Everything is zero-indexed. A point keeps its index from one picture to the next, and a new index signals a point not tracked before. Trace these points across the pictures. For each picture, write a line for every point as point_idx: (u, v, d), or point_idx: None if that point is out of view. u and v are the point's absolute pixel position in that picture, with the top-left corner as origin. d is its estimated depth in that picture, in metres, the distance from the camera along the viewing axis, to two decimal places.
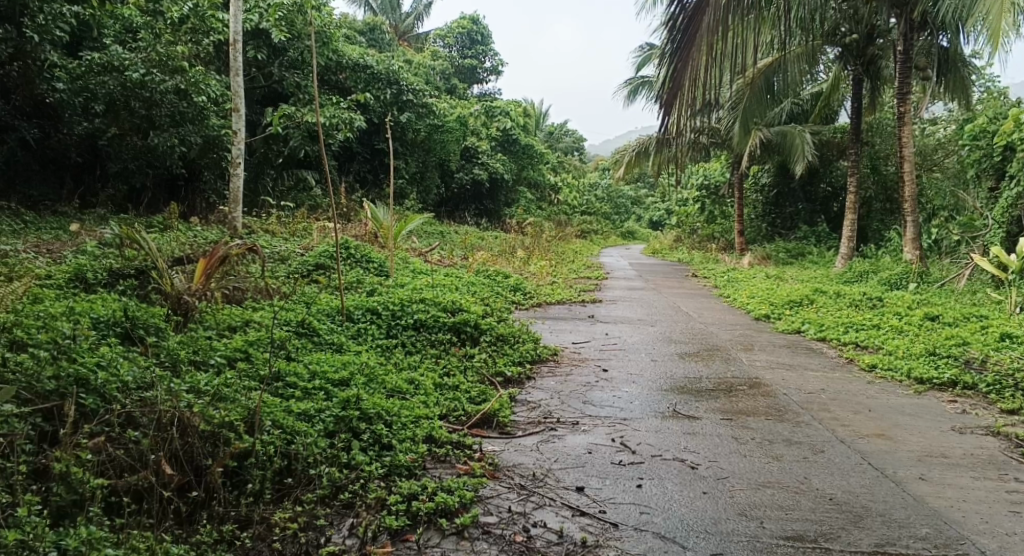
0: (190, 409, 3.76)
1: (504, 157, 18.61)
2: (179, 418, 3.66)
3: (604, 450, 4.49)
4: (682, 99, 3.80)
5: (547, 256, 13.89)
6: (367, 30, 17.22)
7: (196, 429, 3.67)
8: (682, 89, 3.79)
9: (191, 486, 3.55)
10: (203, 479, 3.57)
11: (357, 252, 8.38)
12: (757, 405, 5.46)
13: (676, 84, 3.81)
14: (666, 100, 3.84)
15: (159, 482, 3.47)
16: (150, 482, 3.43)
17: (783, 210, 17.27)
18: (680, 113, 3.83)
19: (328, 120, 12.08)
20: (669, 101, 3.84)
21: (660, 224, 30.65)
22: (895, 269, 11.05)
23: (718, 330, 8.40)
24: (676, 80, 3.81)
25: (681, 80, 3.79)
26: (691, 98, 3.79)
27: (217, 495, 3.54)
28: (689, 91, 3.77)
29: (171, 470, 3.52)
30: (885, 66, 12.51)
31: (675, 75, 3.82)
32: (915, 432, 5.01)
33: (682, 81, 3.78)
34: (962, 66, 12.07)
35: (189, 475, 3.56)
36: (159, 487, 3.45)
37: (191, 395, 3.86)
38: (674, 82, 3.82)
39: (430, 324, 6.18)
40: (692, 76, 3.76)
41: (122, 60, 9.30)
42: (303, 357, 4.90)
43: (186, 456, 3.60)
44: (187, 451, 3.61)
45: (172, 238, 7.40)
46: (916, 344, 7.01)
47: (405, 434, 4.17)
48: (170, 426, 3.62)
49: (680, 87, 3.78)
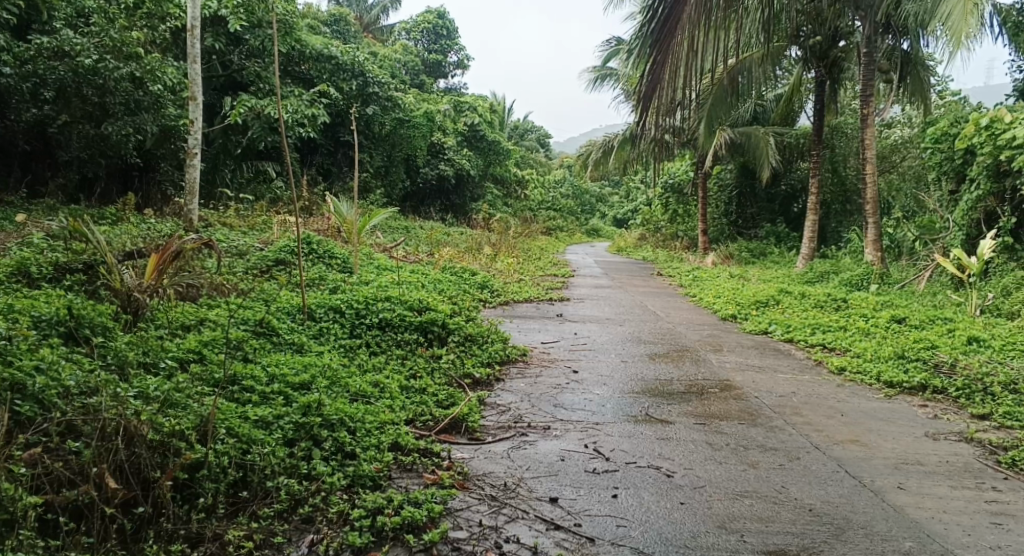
0: (138, 416, 3.49)
1: (470, 152, 18.40)
2: (125, 427, 3.39)
3: (577, 457, 4.34)
4: (661, 92, 3.76)
5: (513, 253, 13.70)
6: (331, 20, 16.89)
7: (144, 438, 3.41)
8: (660, 82, 3.75)
9: (137, 501, 3.30)
10: (150, 493, 3.32)
11: (319, 248, 8.11)
12: (730, 409, 5.35)
13: (655, 77, 3.77)
14: (645, 94, 3.80)
15: (102, 497, 3.23)
16: (92, 497, 3.19)
17: (746, 210, 17.32)
18: (658, 107, 3.79)
19: (290, 112, 11.78)
20: (648, 96, 3.80)
21: (624, 222, 30.65)
22: (857, 270, 11.07)
23: (686, 330, 8.32)
24: (655, 73, 3.76)
25: (660, 73, 3.75)
26: (670, 91, 3.75)
27: (166, 511, 3.30)
28: (668, 85, 3.72)
29: (116, 484, 3.27)
30: (847, 69, 12.58)
31: (654, 68, 3.77)
32: (889, 438, 4.94)
33: (661, 74, 3.74)
34: (923, 70, 12.14)
35: (136, 489, 3.30)
36: (101, 503, 3.21)
37: (140, 401, 3.61)
38: (653, 75, 3.78)
39: (395, 324, 5.97)
40: (671, 67, 3.72)
41: (73, 45, 8.90)
42: (262, 358, 4.65)
43: (133, 469, 3.33)
44: (134, 462, 3.35)
45: (122, 230, 7.06)
46: (885, 347, 6.98)
47: (369, 442, 3.96)
48: (115, 436, 3.35)
49: (659, 80, 3.73)
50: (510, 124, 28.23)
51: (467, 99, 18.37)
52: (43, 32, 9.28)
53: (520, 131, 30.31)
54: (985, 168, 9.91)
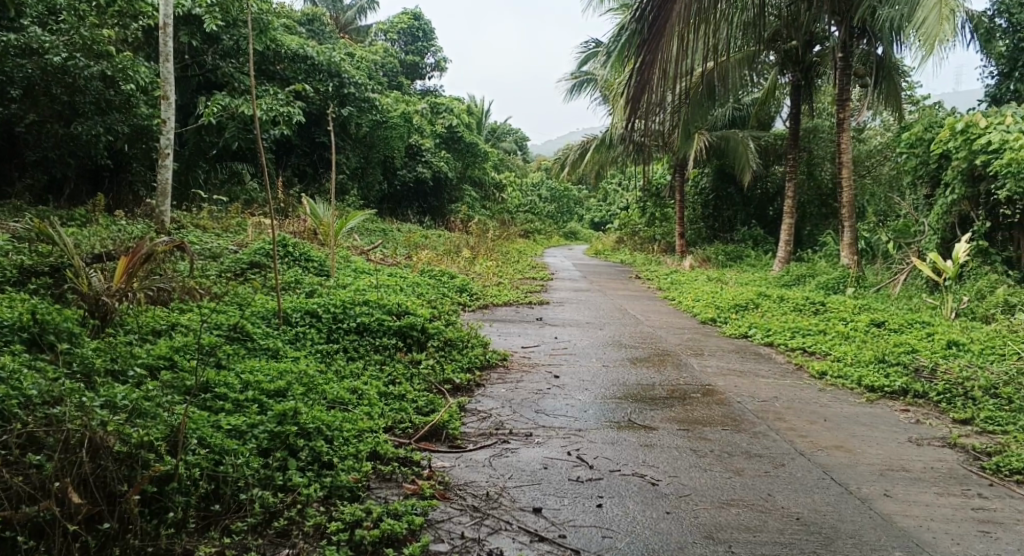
0: (104, 427, 3.34)
1: (448, 154, 18.28)
2: (90, 438, 3.24)
3: (561, 465, 4.25)
4: (650, 92, 3.71)
5: (491, 256, 13.61)
6: (307, 21, 16.71)
7: (110, 450, 3.26)
8: (649, 81, 3.70)
9: (102, 517, 3.15)
10: (116, 508, 3.17)
11: (295, 250, 7.97)
12: (713, 414, 5.29)
13: (643, 76, 3.72)
14: (633, 94, 3.74)
15: (64, 513, 3.08)
16: (53, 514, 3.03)
17: (723, 213, 17.35)
18: (645, 107, 3.74)
19: (265, 111, 11.62)
20: (636, 95, 3.75)
21: (601, 225, 30.69)
22: (833, 274, 11.08)
23: (667, 333, 8.27)
24: (643, 72, 3.71)
25: (649, 72, 3.70)
26: (659, 91, 3.70)
27: (133, 527, 3.16)
28: (657, 85, 3.68)
29: (80, 498, 3.12)
30: (823, 73, 12.64)
31: (643, 67, 3.72)
32: (873, 443, 4.91)
33: (651, 74, 3.69)
34: (897, 75, 12.20)
35: (101, 504, 3.15)
36: (63, 520, 3.06)
37: (106, 411, 3.46)
38: (641, 75, 3.73)
39: (373, 328, 5.85)
40: (660, 67, 3.67)
41: (42, 42, 8.69)
42: (235, 365, 4.52)
43: (98, 483, 3.18)
44: (100, 476, 3.20)
45: (91, 232, 6.87)
46: (864, 351, 6.97)
47: (347, 451, 3.85)
48: (79, 448, 3.20)
49: (648, 80, 3.69)
50: (488, 126, 28.14)
51: (444, 101, 18.26)
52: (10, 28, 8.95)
53: (499, 133, 30.21)
54: (958, 172, 9.95)
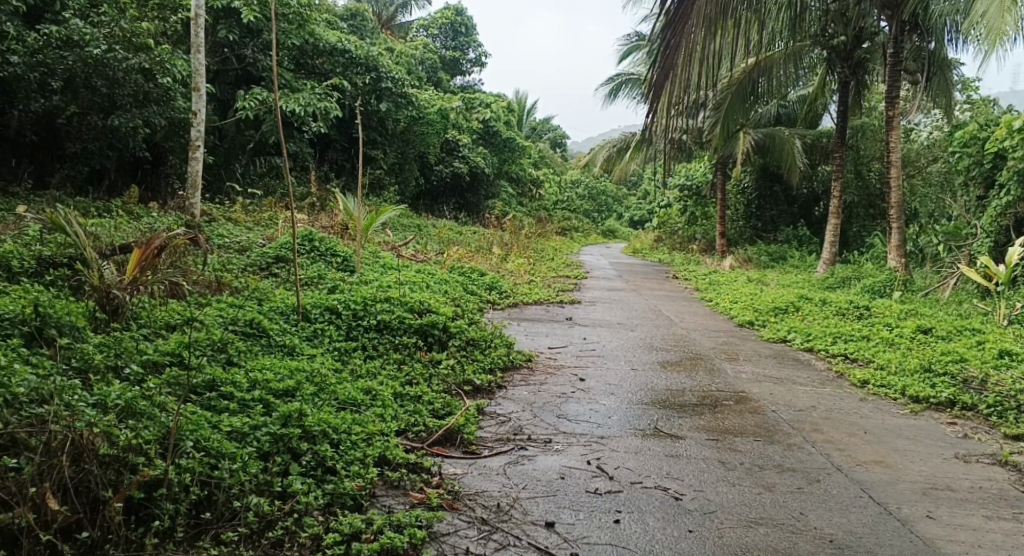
0: (91, 429, 3.23)
1: (485, 150, 18.12)
2: (74, 441, 3.13)
3: (579, 475, 4.04)
4: (674, 77, 3.47)
5: (525, 253, 13.40)
6: (349, 16, 16.65)
7: (95, 453, 3.14)
8: (674, 65, 3.48)
9: (82, 525, 3.03)
10: (98, 516, 3.05)
11: (321, 245, 7.85)
12: (745, 423, 5.02)
13: (668, 61, 3.50)
14: (657, 80, 3.51)
15: (41, 521, 2.97)
16: (28, 521, 2.92)
17: (765, 213, 16.91)
18: (671, 95, 3.49)
19: (301, 105, 11.52)
20: (660, 82, 3.51)
21: (640, 223, 30.26)
22: (878, 277, 10.66)
23: (701, 336, 7.98)
24: (668, 57, 3.49)
25: (674, 57, 3.47)
26: (685, 76, 3.45)
27: (114, 536, 3.04)
28: (683, 69, 3.44)
29: (59, 505, 3.00)
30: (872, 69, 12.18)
31: (668, 52, 3.50)
32: (917, 459, 4.60)
33: (676, 59, 3.46)
34: (949, 72, 11.71)
35: (82, 511, 3.03)
36: (38, 528, 2.94)
37: (96, 411, 3.35)
38: (665, 60, 3.51)
39: (394, 326, 5.68)
40: (686, 51, 3.44)
41: (83, 35, 8.63)
42: (246, 362, 4.39)
43: (80, 488, 3.07)
44: (83, 480, 3.08)
45: (115, 225, 6.82)
46: (910, 359, 6.61)
47: (353, 456, 3.71)
48: (60, 451, 3.08)
49: (674, 64, 3.45)
50: (528, 123, 27.93)
51: (481, 96, 18.07)
52: (54, 22, 8.93)
53: (540, 130, 29.99)
54: (1015, 173, 9.48)
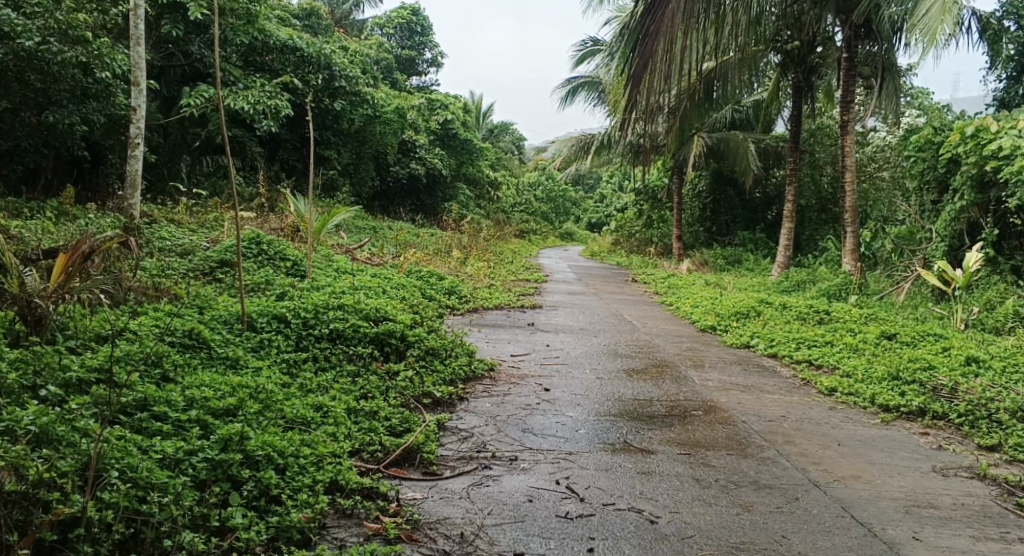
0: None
1: (442, 151, 17.78)
2: None
3: (547, 497, 3.79)
4: (654, 64, 3.67)
5: (484, 256, 13.10)
6: (303, 14, 16.19)
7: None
8: (654, 53, 3.68)
9: None
10: None
11: (270, 248, 7.47)
12: (716, 436, 4.80)
13: (648, 49, 3.70)
14: (636, 68, 3.70)
15: None
16: None
17: (719, 217, 16.88)
18: (650, 80, 3.68)
19: (250, 103, 11.07)
20: (638, 71, 3.71)
21: (598, 226, 30.19)
22: (834, 280, 10.59)
23: (664, 341, 7.78)
24: (648, 45, 3.70)
25: (654, 45, 3.68)
26: (663, 64, 3.66)
27: None
28: (662, 58, 3.64)
29: None
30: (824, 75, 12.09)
31: (647, 40, 3.71)
32: (894, 473, 4.42)
33: (654, 46, 3.68)
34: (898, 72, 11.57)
35: None
36: None
37: (3, 442, 3.03)
38: (645, 48, 3.70)
39: (347, 335, 5.35)
40: (666, 40, 3.65)
41: (13, 25, 7.93)
42: (183, 379, 4.04)
43: None
44: None
45: (44, 227, 6.36)
46: (876, 366, 6.48)
47: (301, 482, 3.42)
48: None
49: (653, 51, 3.66)
50: (486, 125, 27.63)
51: (439, 97, 17.75)
52: None
53: (499, 132, 29.72)
54: (968, 178, 9.47)
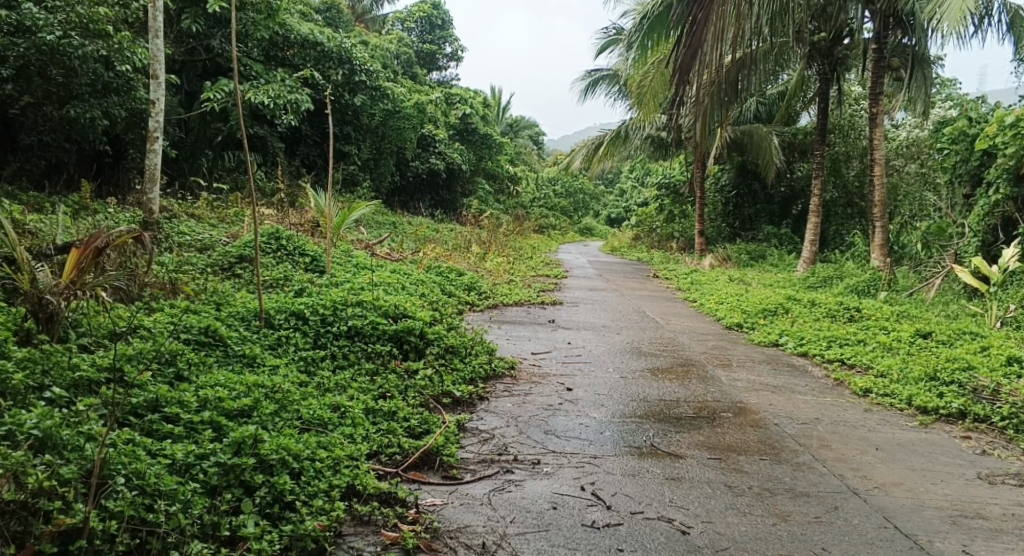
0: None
1: (461, 146, 17.61)
2: None
3: (572, 504, 3.63)
4: (704, 51, 3.88)
5: (503, 252, 12.92)
6: (323, 8, 16.07)
7: None
8: (703, 41, 3.88)
9: None
10: None
11: (289, 244, 7.35)
12: (748, 439, 4.61)
13: (696, 37, 3.91)
14: (685, 59, 3.92)
15: None
16: None
17: (743, 211, 16.58)
18: (699, 68, 3.89)
19: (271, 97, 10.93)
20: (687, 61, 3.92)
21: (618, 221, 29.95)
22: (862, 276, 10.30)
23: (689, 339, 7.57)
24: (696, 33, 3.90)
25: (702, 33, 3.89)
26: (713, 52, 3.87)
27: None
28: (712, 45, 3.85)
29: None
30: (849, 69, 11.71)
31: (695, 29, 3.91)
32: (938, 480, 4.22)
33: (703, 34, 3.88)
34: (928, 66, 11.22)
35: None
36: None
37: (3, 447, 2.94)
38: (693, 37, 3.91)
39: (366, 333, 5.20)
40: (716, 28, 3.86)
41: (35, 19, 7.95)
42: (197, 378, 3.92)
43: None
44: None
45: (60, 221, 6.26)
46: (912, 365, 6.22)
47: (317, 488, 3.29)
48: None
49: (702, 40, 3.87)
50: (505, 120, 27.41)
51: (458, 91, 17.56)
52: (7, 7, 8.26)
53: (519, 126, 29.49)
54: (1005, 170, 9.15)
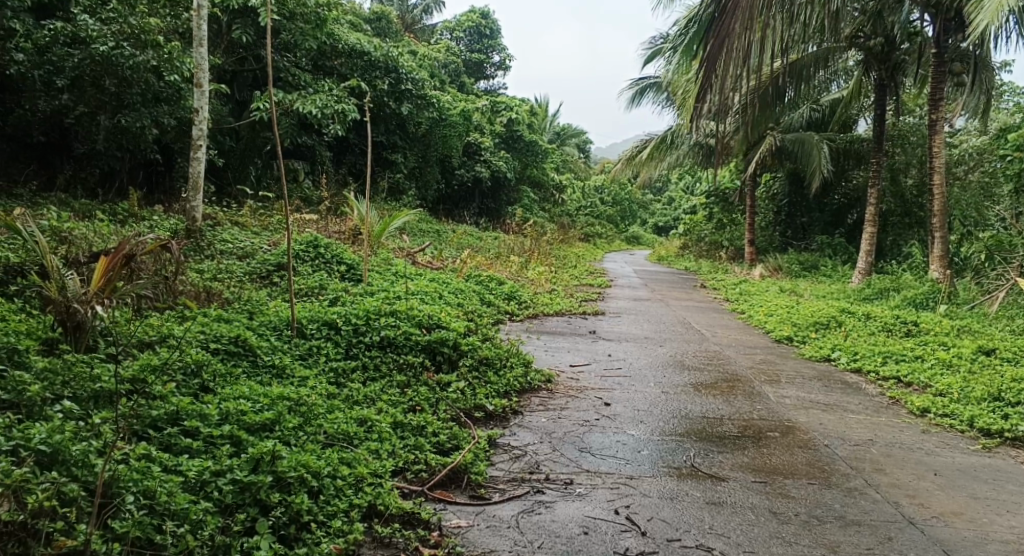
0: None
1: (507, 154, 17.49)
2: None
3: (603, 528, 3.46)
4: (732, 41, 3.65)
5: (547, 260, 12.74)
6: (373, 18, 16.16)
7: None
8: (730, 30, 3.67)
9: None
10: None
11: (327, 252, 7.30)
12: (796, 461, 4.36)
13: (724, 29, 3.69)
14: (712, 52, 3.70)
15: None
16: None
17: (795, 220, 16.13)
18: (728, 60, 3.65)
19: (319, 106, 10.92)
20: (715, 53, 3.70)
21: (666, 229, 29.50)
22: (921, 289, 9.85)
23: (736, 353, 7.30)
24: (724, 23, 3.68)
25: (732, 22, 3.67)
26: (742, 43, 3.64)
27: None
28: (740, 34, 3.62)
29: None
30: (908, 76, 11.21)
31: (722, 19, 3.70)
32: (1003, 511, 3.92)
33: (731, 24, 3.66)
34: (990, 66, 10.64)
35: None
36: None
37: (8, 463, 2.92)
38: (721, 27, 3.69)
39: (399, 343, 5.07)
40: (745, 16, 3.64)
41: (89, 31, 8.07)
42: (222, 389, 3.84)
43: None
44: None
45: (104, 228, 6.30)
46: (975, 384, 5.86)
47: (336, 507, 3.22)
48: None
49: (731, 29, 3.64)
50: (553, 128, 27.24)
51: (505, 100, 17.45)
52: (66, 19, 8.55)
53: (567, 135, 29.29)
54: None
